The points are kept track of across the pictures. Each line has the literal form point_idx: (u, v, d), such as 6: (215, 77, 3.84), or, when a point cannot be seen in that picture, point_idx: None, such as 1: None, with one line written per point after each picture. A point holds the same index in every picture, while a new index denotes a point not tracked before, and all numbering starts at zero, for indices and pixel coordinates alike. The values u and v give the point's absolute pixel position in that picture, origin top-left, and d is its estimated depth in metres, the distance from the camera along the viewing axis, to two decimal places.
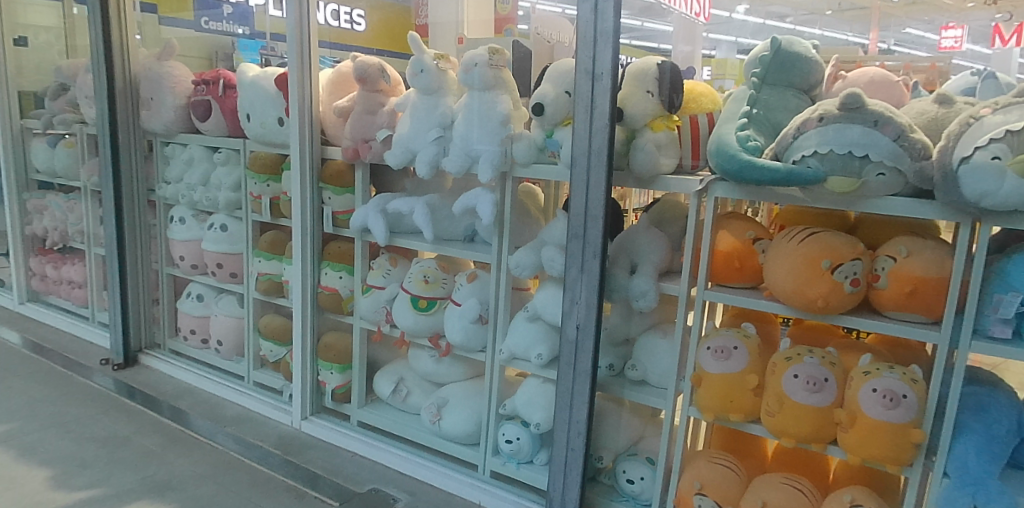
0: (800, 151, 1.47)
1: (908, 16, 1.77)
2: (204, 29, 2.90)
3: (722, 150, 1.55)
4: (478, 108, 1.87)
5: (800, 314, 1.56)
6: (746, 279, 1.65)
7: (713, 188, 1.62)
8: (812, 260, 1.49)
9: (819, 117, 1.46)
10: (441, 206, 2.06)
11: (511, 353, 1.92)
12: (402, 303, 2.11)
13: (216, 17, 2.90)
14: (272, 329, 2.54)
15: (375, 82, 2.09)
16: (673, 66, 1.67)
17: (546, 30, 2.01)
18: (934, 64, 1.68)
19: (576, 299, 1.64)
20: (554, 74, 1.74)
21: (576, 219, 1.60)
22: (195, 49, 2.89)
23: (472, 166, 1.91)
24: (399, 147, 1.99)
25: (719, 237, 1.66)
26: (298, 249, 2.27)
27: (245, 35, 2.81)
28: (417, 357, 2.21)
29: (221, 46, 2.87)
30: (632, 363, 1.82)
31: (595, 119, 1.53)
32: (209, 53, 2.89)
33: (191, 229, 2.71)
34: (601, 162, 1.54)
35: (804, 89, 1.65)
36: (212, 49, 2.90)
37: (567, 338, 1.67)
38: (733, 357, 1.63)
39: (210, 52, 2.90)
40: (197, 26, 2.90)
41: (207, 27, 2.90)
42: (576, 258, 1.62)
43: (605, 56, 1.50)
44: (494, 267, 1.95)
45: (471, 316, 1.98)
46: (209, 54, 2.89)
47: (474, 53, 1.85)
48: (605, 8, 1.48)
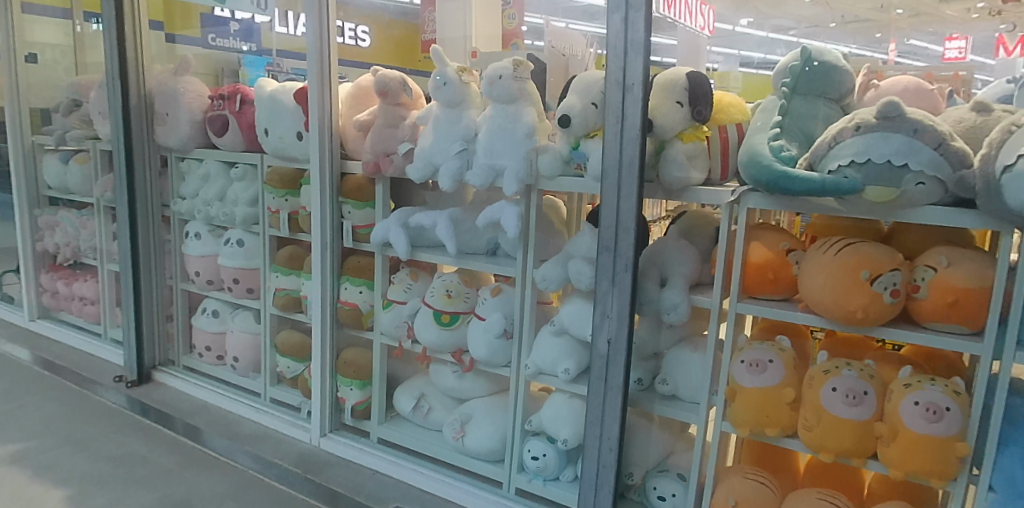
0: (837, 160, 1.45)
1: (911, 28, 1.89)
2: (212, 46, 2.87)
3: (755, 161, 1.53)
4: (503, 121, 1.85)
5: (837, 326, 1.54)
6: (780, 290, 1.63)
7: (746, 199, 1.58)
8: (851, 271, 1.47)
9: (855, 126, 1.44)
10: (464, 219, 2.04)
11: (537, 368, 1.90)
12: (425, 317, 2.08)
13: (222, 34, 2.84)
14: (289, 345, 2.52)
15: (397, 95, 2.08)
16: (702, 75, 1.63)
17: (561, 43, 2.01)
18: (957, 73, 1.64)
19: (607, 313, 1.61)
20: (580, 86, 1.71)
21: (607, 232, 1.57)
22: (202, 65, 2.87)
23: (496, 180, 1.89)
24: (421, 161, 1.98)
25: (751, 248, 1.64)
26: (317, 264, 2.24)
27: (250, 51, 2.78)
28: (439, 373, 2.19)
29: (228, 62, 2.87)
30: (662, 377, 1.79)
31: (627, 130, 1.50)
32: (216, 69, 2.89)
33: (207, 244, 2.69)
34: (633, 173, 1.52)
35: (835, 98, 1.62)
36: (219, 65, 2.89)
37: (598, 353, 1.64)
38: (768, 370, 1.60)
39: (216, 68, 2.89)
40: (204, 43, 2.87)
41: (214, 44, 2.87)
42: (607, 271, 1.59)
43: (636, 67, 1.47)
44: (519, 281, 1.93)
45: (496, 331, 1.95)
46: (216, 71, 2.89)
47: (498, 66, 1.83)
48: (636, 18, 1.46)
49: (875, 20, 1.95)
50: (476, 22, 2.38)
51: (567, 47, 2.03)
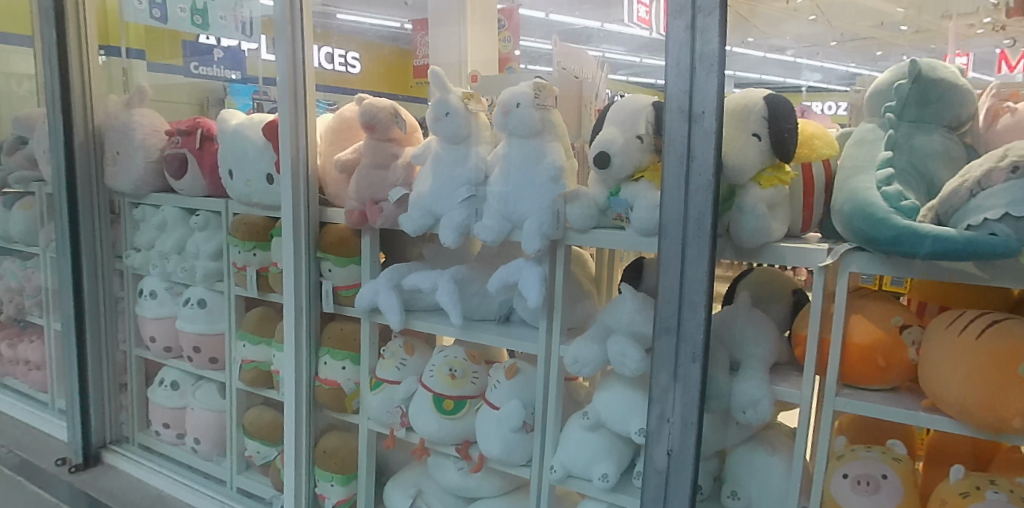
0: (982, 212, 1.06)
1: None
2: (194, 75, 2.50)
3: (863, 213, 1.14)
4: (522, 160, 1.48)
5: (981, 432, 1.14)
6: (890, 381, 1.25)
7: (847, 261, 1.20)
8: (1002, 364, 1.09)
9: (1010, 166, 1.05)
10: (470, 280, 1.66)
11: (566, 470, 1.49)
12: (422, 403, 1.69)
13: (205, 62, 2.47)
14: (259, 426, 2.11)
15: (387, 129, 1.70)
16: (783, 99, 1.25)
17: (572, 64, 1.58)
18: None
19: (666, 415, 1.18)
20: (620, 116, 1.34)
21: (667, 307, 1.15)
22: (191, 95, 2.55)
23: (512, 233, 1.50)
24: (417, 210, 1.59)
25: (852, 324, 1.25)
26: (289, 334, 1.83)
27: (238, 79, 2.41)
28: (439, 467, 1.76)
29: (213, 90, 2.49)
30: (731, 489, 1.38)
31: (694, 174, 1.08)
32: (201, 99, 2.54)
33: (164, 304, 2.29)
34: (704, 231, 1.09)
35: (953, 127, 1.24)
36: (205, 94, 2.53)
37: (653, 466, 1.21)
38: (882, 490, 1.23)
39: (202, 97, 2.54)
40: (187, 72, 2.54)
41: (196, 72, 2.50)
42: (666, 359, 1.17)
43: (709, 89, 1.05)
44: (541, 359, 1.53)
45: (513, 424, 1.55)
46: (202, 100, 2.53)
47: (515, 91, 1.47)
48: (707, 25, 1.04)
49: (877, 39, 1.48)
50: (471, 49, 2.02)
51: (578, 69, 1.59)
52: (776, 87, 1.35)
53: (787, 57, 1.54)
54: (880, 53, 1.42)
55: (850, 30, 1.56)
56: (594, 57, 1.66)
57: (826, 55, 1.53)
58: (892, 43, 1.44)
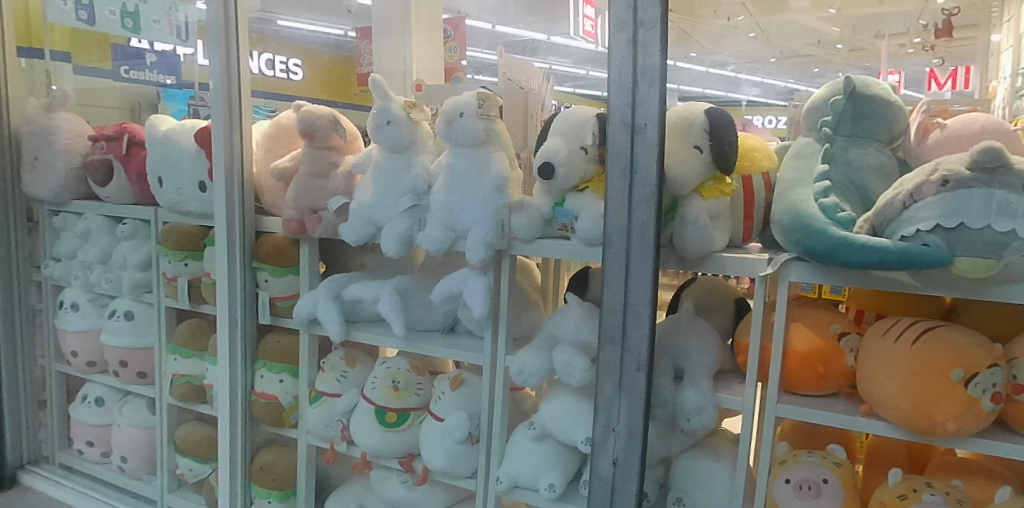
0: (914, 224, 1.09)
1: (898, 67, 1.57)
2: (125, 79, 2.32)
3: (801, 224, 1.16)
4: (466, 170, 1.44)
5: (916, 436, 1.17)
6: (829, 386, 1.27)
7: (786, 271, 1.21)
8: (936, 370, 1.12)
9: (941, 180, 1.08)
10: (413, 290, 1.62)
11: (512, 482, 1.46)
12: (364, 416, 1.63)
13: (137, 66, 2.30)
14: (192, 443, 2.01)
15: (326, 137, 1.64)
16: (725, 114, 1.26)
17: (518, 74, 1.56)
18: (976, 108, 1.32)
19: (612, 425, 1.15)
20: (564, 127, 1.32)
21: (610, 316, 1.12)
22: (117, 99, 2.37)
23: (456, 244, 1.47)
24: (357, 219, 1.54)
25: (792, 333, 1.27)
26: (224, 347, 1.76)
27: (172, 84, 2.24)
28: (382, 481, 1.70)
29: (145, 96, 2.33)
30: (676, 496, 1.38)
31: (637, 187, 1.07)
32: (131, 103, 2.37)
33: (87, 317, 2.17)
34: (648, 242, 1.07)
35: (887, 141, 1.27)
36: (135, 99, 2.36)
37: (599, 476, 1.17)
38: (823, 493, 1.24)
39: (131, 102, 2.37)
40: (116, 77, 2.33)
41: (128, 76, 2.32)
42: (611, 368, 1.14)
43: (651, 103, 1.04)
44: (486, 371, 1.50)
45: (458, 436, 1.51)
46: (131, 106, 2.36)
47: (458, 101, 1.43)
48: (648, 39, 1.03)
49: (812, 55, 1.49)
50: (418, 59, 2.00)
51: (523, 80, 1.57)
52: (717, 101, 1.36)
53: (728, 72, 1.50)
54: (817, 70, 1.41)
55: (789, 47, 1.54)
56: (541, 69, 1.63)
57: (766, 71, 1.54)
58: (827, 62, 1.45)
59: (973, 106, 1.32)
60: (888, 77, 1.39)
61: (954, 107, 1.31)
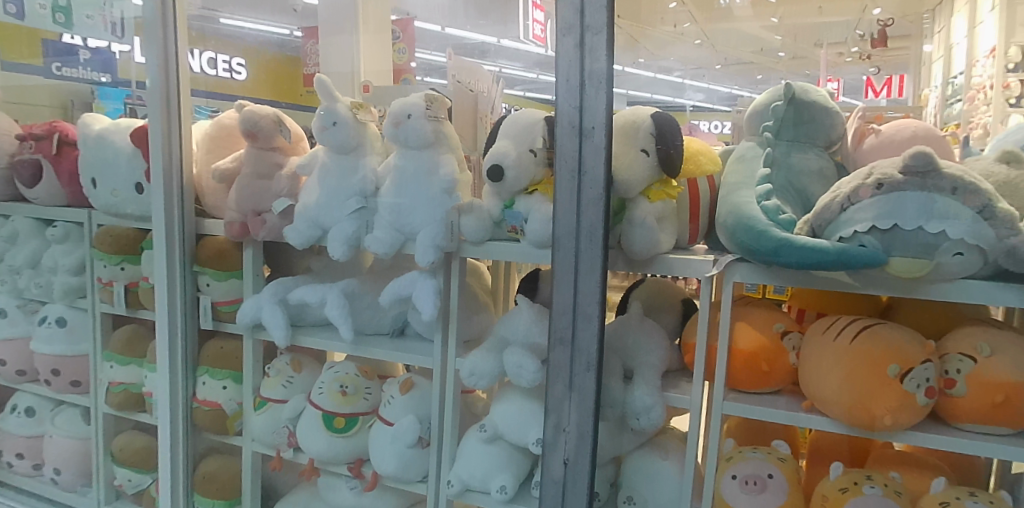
0: (851, 225, 1.12)
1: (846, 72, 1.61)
2: (57, 76, 2.21)
3: (744, 225, 1.18)
4: (414, 172, 1.43)
5: (855, 430, 1.21)
6: (773, 383, 1.30)
7: (730, 272, 1.23)
8: (873, 366, 1.15)
9: (876, 183, 1.12)
10: (360, 293, 1.59)
11: (463, 485, 1.44)
12: (311, 422, 1.60)
13: (71, 62, 2.19)
14: (130, 453, 1.93)
15: (270, 137, 1.60)
16: (671, 118, 1.28)
17: (468, 77, 1.59)
18: (909, 115, 1.37)
19: (563, 426, 1.14)
20: (513, 128, 1.31)
21: (560, 318, 1.12)
22: (52, 96, 2.26)
23: (405, 246, 1.45)
24: (302, 221, 1.51)
25: (736, 332, 1.29)
26: (163, 353, 1.69)
27: (108, 82, 2.13)
28: (331, 487, 1.67)
29: (79, 93, 2.22)
30: (627, 495, 1.39)
31: (585, 189, 1.07)
32: (63, 100, 2.25)
33: (16, 324, 2.06)
34: (596, 244, 1.08)
35: (824, 146, 1.31)
36: (68, 96, 2.24)
37: (550, 477, 1.16)
38: (768, 489, 1.27)
39: (64, 99, 2.25)
40: (47, 73, 2.22)
41: (60, 73, 2.21)
42: (561, 370, 1.13)
43: (598, 106, 1.04)
44: (437, 374, 1.48)
45: (408, 440, 1.49)
46: (65, 103, 2.24)
47: (406, 102, 1.41)
48: (596, 43, 1.04)
49: (755, 62, 1.54)
50: (366, 59, 1.99)
51: (473, 82, 1.60)
52: (664, 106, 1.36)
53: (675, 78, 1.50)
54: (760, 77, 1.44)
55: (733, 54, 1.58)
56: (490, 72, 1.62)
57: (712, 77, 1.55)
58: (770, 69, 1.47)
59: (906, 113, 1.38)
60: (827, 84, 1.44)
61: (890, 114, 1.36)
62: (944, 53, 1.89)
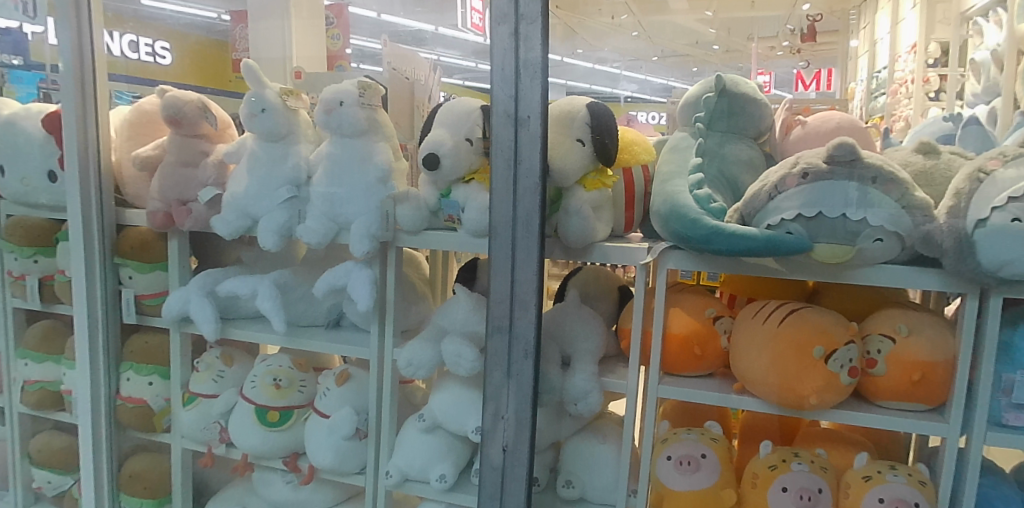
0: (779, 213, 1.16)
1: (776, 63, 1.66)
2: None
3: (677, 214, 1.20)
4: (347, 160, 1.39)
5: (783, 410, 1.25)
6: (706, 367, 1.33)
7: (665, 259, 1.25)
8: (800, 348, 1.20)
9: (802, 172, 1.15)
10: (293, 284, 1.55)
11: (402, 475, 1.43)
12: (243, 416, 1.55)
13: None
14: (48, 454, 1.83)
15: (194, 124, 1.53)
16: (605, 108, 1.28)
17: (403, 64, 1.53)
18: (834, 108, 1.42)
19: (501, 413, 1.14)
20: (449, 116, 1.29)
21: (497, 306, 1.11)
22: None
23: (338, 236, 1.42)
24: (230, 211, 1.45)
25: (670, 317, 1.32)
26: (82, 349, 1.60)
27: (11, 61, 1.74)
28: (265, 482, 1.62)
29: None
30: (565, 478, 1.39)
31: (521, 178, 1.06)
32: None
33: None
34: (534, 232, 1.07)
35: (753, 136, 1.35)
36: None
37: (489, 464, 1.16)
38: (701, 468, 1.29)
39: None
40: None
41: None
42: (499, 358, 1.13)
43: (533, 95, 1.04)
44: (373, 365, 1.46)
45: (345, 432, 1.46)
46: None
47: (338, 89, 1.37)
48: (531, 32, 1.03)
49: (691, 56, 1.48)
50: (296, 43, 1.91)
51: (409, 70, 1.54)
52: (600, 97, 1.42)
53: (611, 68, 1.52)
54: (695, 69, 1.45)
55: (670, 46, 1.53)
56: (427, 59, 1.57)
57: (649, 69, 1.53)
58: (706, 61, 1.48)
59: (831, 106, 1.43)
60: (758, 78, 1.46)
61: (816, 106, 1.40)
62: (869, 48, 1.95)
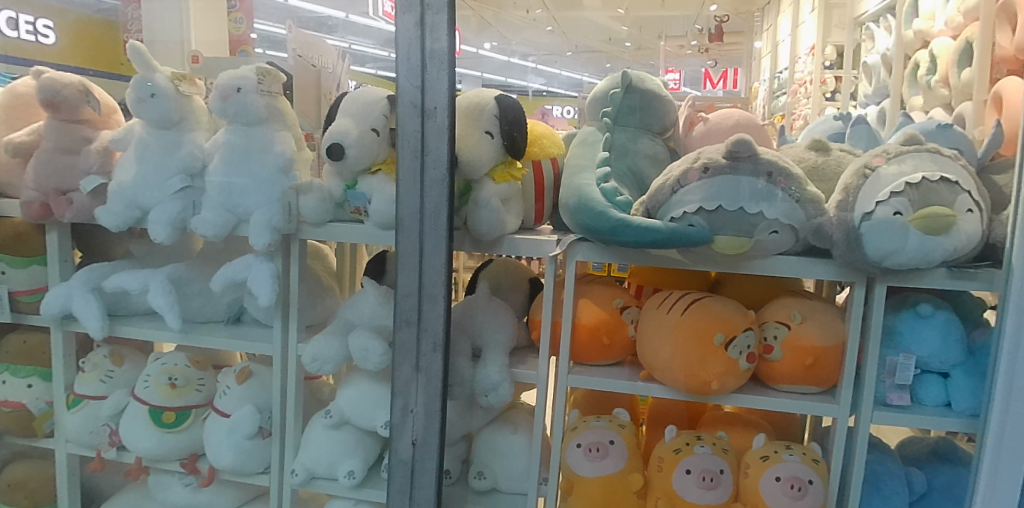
0: (681, 206, 1.20)
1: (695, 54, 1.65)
2: None
3: (585, 206, 1.22)
4: (245, 149, 1.34)
5: (687, 396, 1.30)
6: (615, 355, 1.36)
7: (574, 251, 1.27)
8: (702, 336, 1.24)
9: (703, 167, 1.19)
10: (189, 279, 1.48)
11: (309, 473, 1.40)
12: (136, 418, 1.47)
13: None
14: None
15: (74, 108, 1.43)
16: (513, 100, 1.29)
17: (309, 51, 1.43)
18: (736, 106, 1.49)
19: (410, 407, 1.13)
20: (355, 105, 1.27)
21: (404, 299, 1.10)
22: None
23: (238, 228, 1.36)
24: (119, 201, 1.38)
25: (580, 308, 1.34)
26: None
27: None
28: (162, 485, 1.55)
29: None
30: (477, 470, 1.40)
31: (428, 169, 1.05)
32: None
33: None
34: (440, 224, 1.07)
35: (658, 132, 1.39)
36: None
37: (398, 458, 1.15)
38: (610, 455, 1.33)
39: None
40: None
41: None
42: (407, 351, 1.12)
43: (439, 86, 1.03)
44: (278, 361, 1.42)
45: (247, 431, 1.42)
46: None
47: (235, 75, 1.32)
48: (436, 22, 1.02)
49: (604, 52, 1.49)
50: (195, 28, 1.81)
51: (315, 58, 1.43)
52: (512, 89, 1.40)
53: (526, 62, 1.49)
54: (609, 65, 1.46)
55: (584, 42, 1.52)
56: None
57: (563, 63, 1.50)
58: (619, 57, 1.51)
59: (734, 104, 1.49)
60: (667, 75, 1.50)
61: (718, 104, 1.46)
62: (771, 49, 2.04)
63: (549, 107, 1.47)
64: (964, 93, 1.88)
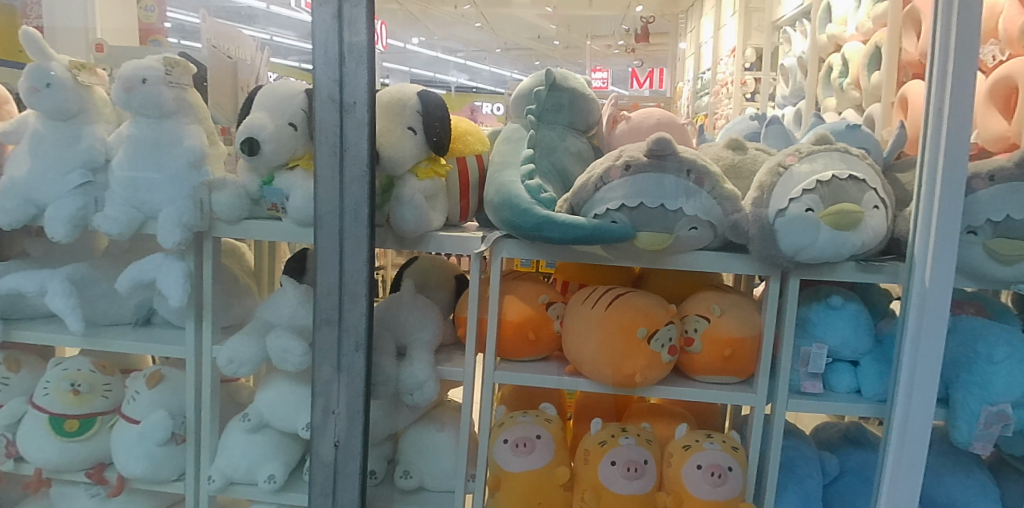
0: (604, 203, 1.22)
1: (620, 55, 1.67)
2: None
3: (509, 203, 1.23)
4: (153, 143, 1.29)
5: (611, 389, 1.32)
6: (541, 351, 1.38)
7: (499, 247, 1.28)
8: (625, 330, 1.27)
9: (624, 165, 1.22)
10: (92, 279, 1.41)
11: (227, 478, 1.36)
12: (35, 428, 1.39)
13: None
14: None
15: None
16: (437, 96, 1.28)
17: (225, 42, 1.37)
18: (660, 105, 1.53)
19: (331, 407, 1.11)
20: (270, 98, 1.23)
21: (324, 298, 1.08)
22: None
23: (146, 225, 1.31)
24: (11, 198, 1.30)
25: (506, 304, 1.35)
26: None
27: None
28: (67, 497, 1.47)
29: None
30: (403, 469, 1.39)
31: (348, 165, 1.03)
32: None
33: None
34: (360, 221, 1.05)
35: (582, 129, 1.40)
36: None
37: (319, 461, 1.13)
38: (536, 449, 1.34)
39: None
40: None
41: None
42: (328, 351, 1.09)
43: (358, 80, 1.01)
44: (192, 364, 1.37)
45: (159, 437, 1.36)
46: None
47: (140, 65, 1.26)
48: (354, 15, 1.00)
49: (532, 50, 1.48)
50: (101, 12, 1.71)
51: (231, 48, 1.39)
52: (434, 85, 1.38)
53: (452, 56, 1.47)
54: (536, 63, 1.44)
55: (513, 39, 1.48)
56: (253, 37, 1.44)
57: (493, 60, 1.45)
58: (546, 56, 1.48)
59: (657, 103, 1.53)
60: (594, 74, 1.51)
61: (642, 103, 1.50)
62: (694, 50, 2.10)
63: (479, 103, 1.43)
64: (873, 95, 1.99)
